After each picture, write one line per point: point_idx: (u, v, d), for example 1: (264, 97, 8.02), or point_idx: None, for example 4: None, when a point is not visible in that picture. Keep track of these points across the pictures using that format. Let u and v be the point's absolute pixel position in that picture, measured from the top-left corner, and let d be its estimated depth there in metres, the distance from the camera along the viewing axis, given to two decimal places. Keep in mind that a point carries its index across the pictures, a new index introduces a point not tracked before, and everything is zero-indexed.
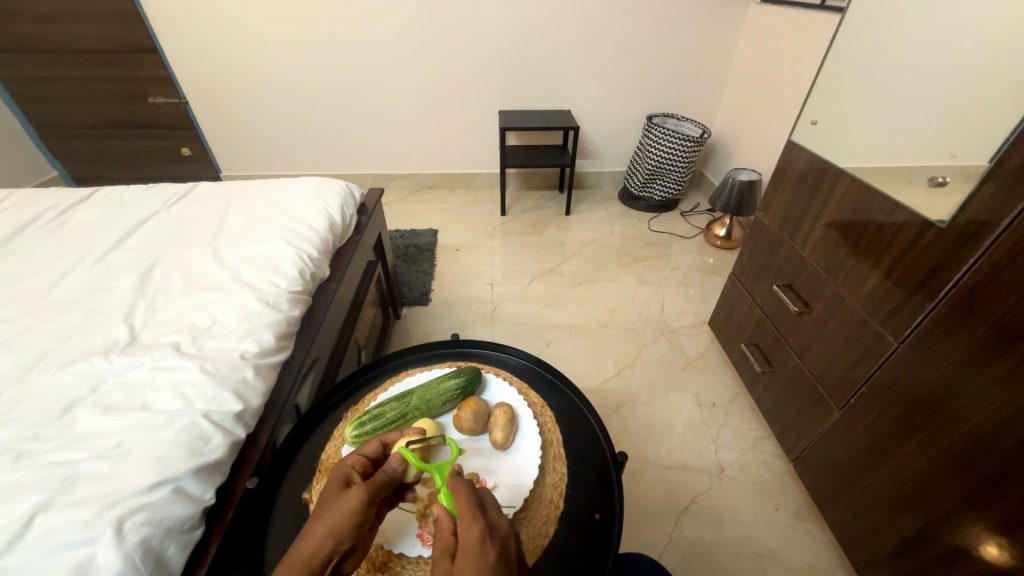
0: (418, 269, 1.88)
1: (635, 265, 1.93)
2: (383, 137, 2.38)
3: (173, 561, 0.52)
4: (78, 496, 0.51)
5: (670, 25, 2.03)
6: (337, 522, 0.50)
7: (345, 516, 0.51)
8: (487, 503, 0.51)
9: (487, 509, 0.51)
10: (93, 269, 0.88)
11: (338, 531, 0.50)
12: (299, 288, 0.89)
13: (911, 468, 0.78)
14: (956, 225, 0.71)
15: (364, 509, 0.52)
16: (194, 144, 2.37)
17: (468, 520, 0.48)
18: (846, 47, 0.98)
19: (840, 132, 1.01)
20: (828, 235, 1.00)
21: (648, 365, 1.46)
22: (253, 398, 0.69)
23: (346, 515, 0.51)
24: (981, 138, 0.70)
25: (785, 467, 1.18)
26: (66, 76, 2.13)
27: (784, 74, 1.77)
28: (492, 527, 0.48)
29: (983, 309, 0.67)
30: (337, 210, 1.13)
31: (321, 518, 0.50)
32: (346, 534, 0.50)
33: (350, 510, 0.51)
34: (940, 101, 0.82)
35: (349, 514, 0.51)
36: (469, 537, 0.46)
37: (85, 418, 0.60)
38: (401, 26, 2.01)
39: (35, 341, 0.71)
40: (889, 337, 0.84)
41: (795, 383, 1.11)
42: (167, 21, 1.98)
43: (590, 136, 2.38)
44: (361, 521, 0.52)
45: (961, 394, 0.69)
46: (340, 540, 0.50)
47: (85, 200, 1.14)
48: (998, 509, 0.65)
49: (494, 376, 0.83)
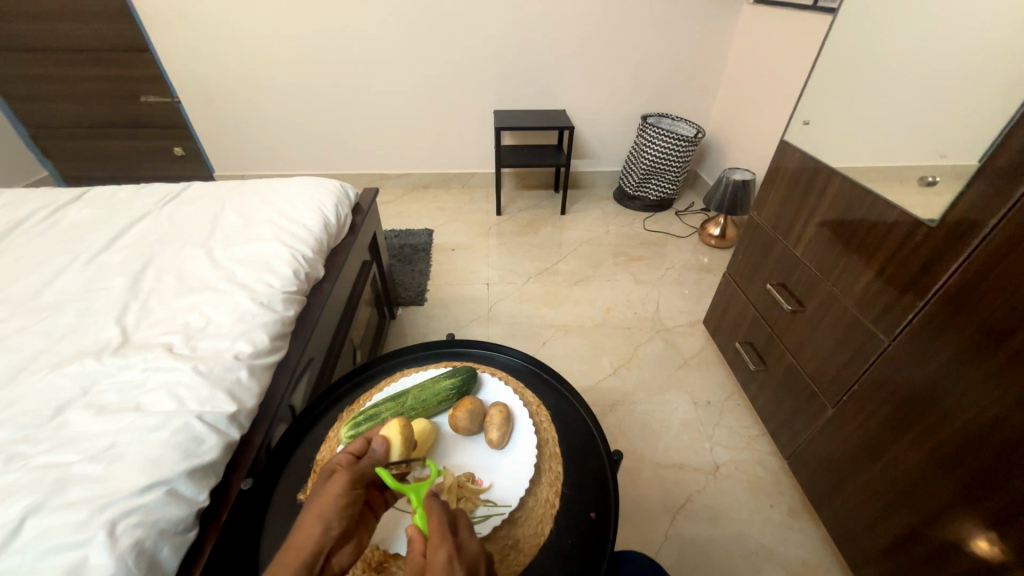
0: (413, 269, 1.87)
1: (631, 264, 1.94)
2: (377, 137, 2.37)
3: (167, 564, 0.52)
4: (70, 499, 0.51)
5: (664, 26, 2.04)
6: (325, 511, 0.52)
7: (332, 504, 0.52)
8: (461, 524, 0.51)
9: (459, 529, 0.51)
10: (84, 269, 0.87)
11: (326, 518, 0.51)
12: (294, 288, 0.88)
13: (904, 466, 0.79)
14: (946, 224, 0.72)
15: (349, 494, 0.54)
16: (186, 144, 2.35)
17: (438, 539, 0.48)
18: (839, 48, 0.98)
19: (831, 132, 1.03)
20: (820, 234, 1.01)
21: (644, 364, 1.46)
22: (247, 398, 0.69)
23: (330, 504, 0.52)
24: (970, 138, 0.71)
25: (779, 464, 1.19)
26: (56, 75, 2.11)
27: (777, 75, 1.78)
28: (461, 549, 0.48)
29: (973, 307, 0.68)
30: (332, 210, 1.13)
31: (310, 511, 0.52)
32: (334, 520, 0.51)
33: (336, 499, 0.53)
34: (930, 100, 0.83)
35: (336, 503, 0.52)
36: (436, 557, 0.47)
37: (77, 420, 0.60)
38: (395, 25, 2.01)
39: (26, 342, 0.70)
40: (882, 335, 0.85)
41: (789, 381, 1.12)
42: (159, 21, 1.96)
43: (585, 136, 2.39)
44: (349, 507, 0.53)
45: (954, 392, 0.70)
46: (329, 527, 0.51)
47: (75, 200, 1.13)
48: (989, 504, 0.66)
49: (490, 376, 0.83)
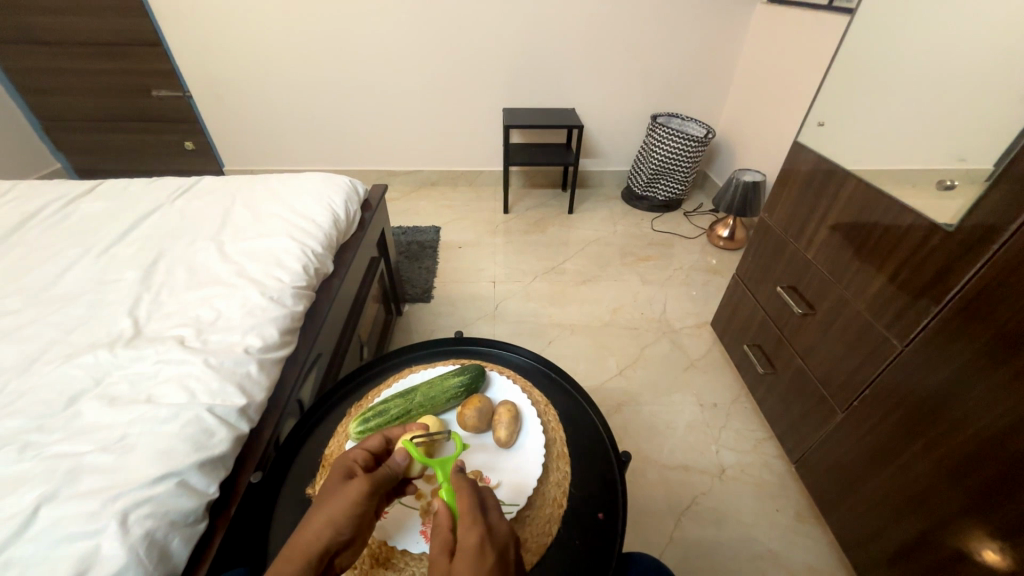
0: (420, 266, 1.88)
1: (639, 264, 1.93)
2: (386, 134, 2.37)
3: (177, 555, 0.52)
4: (82, 488, 0.52)
5: (676, 25, 2.02)
6: (336, 514, 0.50)
7: (344, 508, 0.51)
8: (488, 504, 0.51)
9: (488, 510, 0.51)
10: (97, 261, 0.88)
11: (336, 523, 0.50)
12: (303, 283, 0.89)
13: (915, 473, 0.78)
14: (963, 229, 0.70)
15: (364, 502, 0.52)
16: (196, 138, 2.37)
17: (469, 519, 0.48)
18: (855, 49, 0.97)
19: (845, 134, 1.01)
20: (833, 237, 0.99)
21: (650, 365, 1.46)
22: (257, 392, 0.69)
23: (344, 507, 0.51)
24: (989, 142, 0.70)
25: (786, 469, 1.18)
26: (70, 68, 2.13)
27: (790, 76, 1.77)
28: (493, 530, 0.48)
29: (989, 314, 0.67)
30: (341, 206, 1.13)
31: (320, 509, 0.51)
32: (344, 526, 0.50)
33: (350, 504, 0.51)
34: (948, 103, 0.82)
35: (349, 507, 0.51)
36: (468, 538, 0.46)
37: (90, 410, 0.60)
38: (405, 22, 2.01)
39: (39, 333, 0.71)
40: (894, 340, 0.83)
41: (798, 385, 1.11)
42: (171, 16, 1.97)
43: (594, 135, 2.38)
44: (360, 514, 0.52)
45: (967, 400, 0.69)
46: (338, 531, 0.50)
47: (88, 192, 1.14)
48: (1000, 515, 0.65)
49: (498, 374, 0.83)
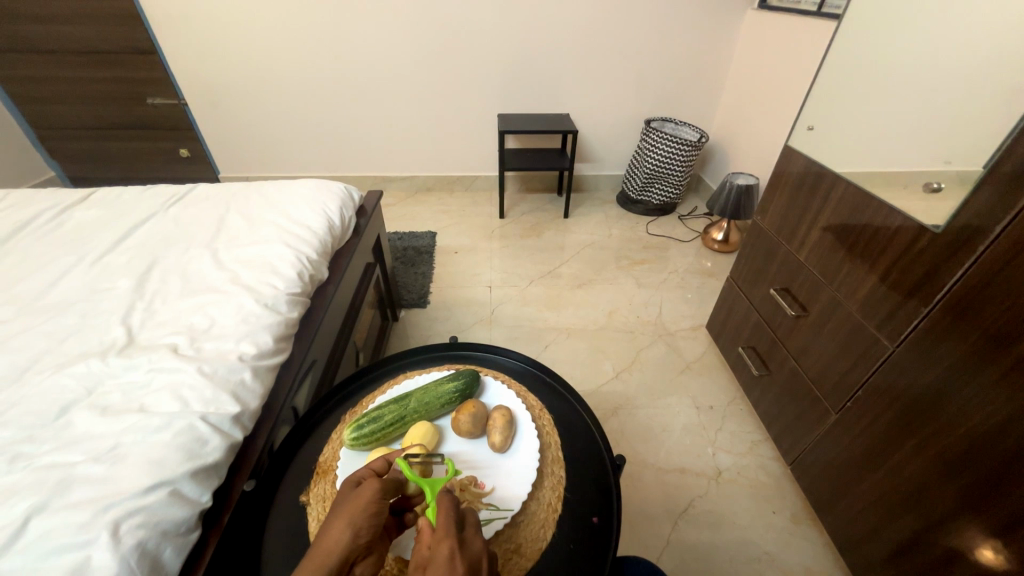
0: (417, 271, 1.88)
1: (634, 268, 1.94)
2: (382, 139, 2.38)
3: (169, 565, 0.52)
4: (73, 499, 0.51)
5: (669, 30, 2.04)
6: (354, 516, 0.51)
7: (362, 510, 0.52)
8: (469, 520, 0.51)
9: (466, 526, 0.50)
10: (89, 270, 0.88)
11: (355, 525, 0.50)
12: (298, 290, 0.89)
13: (909, 471, 0.78)
14: (950, 231, 0.72)
15: (378, 504, 0.53)
16: (192, 145, 2.37)
17: (442, 534, 0.48)
18: (842, 54, 0.99)
19: (835, 138, 1.03)
20: (825, 239, 1.00)
21: (646, 368, 1.46)
22: (251, 400, 0.69)
23: (360, 509, 0.51)
24: (972, 146, 0.71)
25: (783, 470, 1.18)
26: (64, 76, 2.13)
27: (781, 79, 1.79)
28: (465, 545, 0.48)
29: (978, 313, 0.67)
30: (336, 212, 1.13)
31: (339, 515, 0.51)
32: (364, 528, 0.50)
33: (367, 505, 0.52)
34: (933, 107, 0.83)
35: (365, 509, 0.52)
36: (440, 550, 0.46)
37: (82, 420, 0.60)
38: (400, 29, 2.02)
39: (31, 342, 0.71)
40: (885, 341, 0.84)
41: (794, 385, 1.11)
42: (167, 24, 1.98)
43: (589, 139, 2.39)
44: (376, 517, 0.52)
45: (960, 397, 0.69)
46: (358, 534, 0.50)
47: (82, 200, 1.14)
48: (996, 511, 0.65)
49: (493, 379, 0.83)
